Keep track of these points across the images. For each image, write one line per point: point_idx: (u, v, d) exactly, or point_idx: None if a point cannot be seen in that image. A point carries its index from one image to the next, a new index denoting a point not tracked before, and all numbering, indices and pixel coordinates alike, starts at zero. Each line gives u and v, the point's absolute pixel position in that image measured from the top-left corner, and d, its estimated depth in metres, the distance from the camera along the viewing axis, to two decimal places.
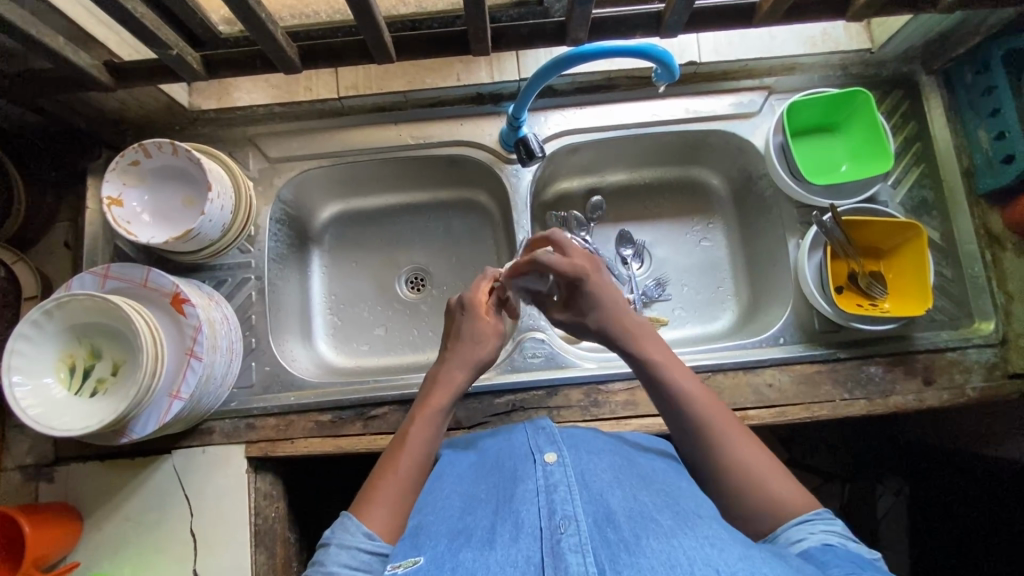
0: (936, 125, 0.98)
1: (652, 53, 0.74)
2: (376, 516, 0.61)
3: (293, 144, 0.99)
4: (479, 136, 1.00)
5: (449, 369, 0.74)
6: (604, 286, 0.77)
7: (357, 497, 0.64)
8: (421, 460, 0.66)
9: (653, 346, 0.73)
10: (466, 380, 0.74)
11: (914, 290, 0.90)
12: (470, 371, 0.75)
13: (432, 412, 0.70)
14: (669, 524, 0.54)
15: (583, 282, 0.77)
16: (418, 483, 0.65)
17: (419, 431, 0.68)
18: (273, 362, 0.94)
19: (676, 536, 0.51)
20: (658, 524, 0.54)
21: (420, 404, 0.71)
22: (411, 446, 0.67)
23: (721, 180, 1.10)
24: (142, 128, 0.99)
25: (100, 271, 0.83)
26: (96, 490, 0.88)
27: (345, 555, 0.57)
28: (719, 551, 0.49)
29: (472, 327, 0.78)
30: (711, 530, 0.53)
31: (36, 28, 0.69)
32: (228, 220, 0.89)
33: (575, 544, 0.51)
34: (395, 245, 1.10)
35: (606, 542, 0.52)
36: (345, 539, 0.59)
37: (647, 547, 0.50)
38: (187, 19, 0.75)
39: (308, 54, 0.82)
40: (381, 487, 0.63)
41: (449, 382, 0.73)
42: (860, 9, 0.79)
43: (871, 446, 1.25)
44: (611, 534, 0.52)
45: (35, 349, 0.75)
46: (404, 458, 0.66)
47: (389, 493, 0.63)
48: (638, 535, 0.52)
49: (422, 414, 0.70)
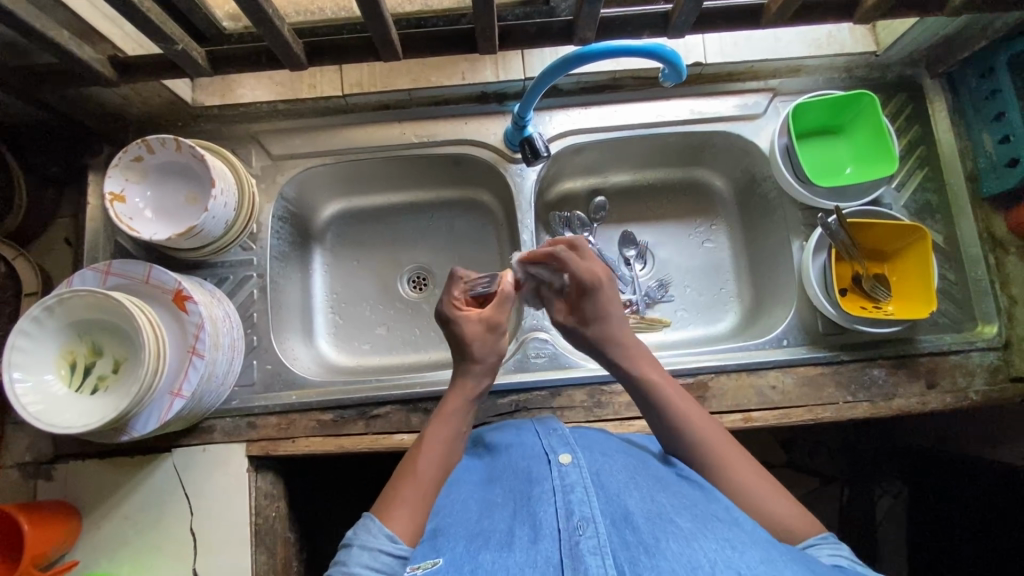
0: (939, 128, 0.99)
1: (661, 52, 0.74)
2: (399, 518, 0.60)
3: (297, 141, 0.99)
4: (483, 134, 1.00)
5: (467, 372, 0.73)
6: (617, 300, 0.77)
7: (378, 501, 0.63)
8: (441, 462, 0.66)
9: (650, 367, 0.74)
10: (482, 385, 0.74)
11: (919, 292, 0.90)
12: (484, 374, 0.74)
13: (450, 415, 0.71)
14: (689, 527, 0.53)
15: (601, 288, 0.76)
16: (439, 486, 0.65)
17: (439, 434, 0.68)
18: (275, 360, 0.93)
19: (697, 539, 0.51)
20: (677, 527, 0.53)
21: (438, 409, 0.72)
22: (430, 449, 0.67)
23: (724, 182, 1.10)
24: (144, 125, 0.98)
25: (101, 268, 0.83)
26: (95, 488, 0.88)
27: (367, 556, 0.56)
28: (740, 554, 0.49)
29: (465, 330, 0.73)
30: (731, 533, 0.53)
31: (39, 21, 0.68)
32: (231, 218, 0.88)
33: (593, 547, 0.51)
34: (397, 245, 1.10)
35: (625, 545, 0.52)
36: (367, 540, 0.57)
37: (668, 550, 0.50)
38: (191, 14, 0.74)
39: (313, 51, 0.82)
40: (402, 489, 0.63)
41: (465, 385, 0.73)
42: (867, 11, 0.79)
43: (872, 449, 1.25)
44: (630, 537, 0.52)
45: (35, 345, 0.74)
46: (423, 461, 0.66)
47: (410, 495, 0.62)
48: (657, 537, 0.52)
49: (441, 418, 0.70)
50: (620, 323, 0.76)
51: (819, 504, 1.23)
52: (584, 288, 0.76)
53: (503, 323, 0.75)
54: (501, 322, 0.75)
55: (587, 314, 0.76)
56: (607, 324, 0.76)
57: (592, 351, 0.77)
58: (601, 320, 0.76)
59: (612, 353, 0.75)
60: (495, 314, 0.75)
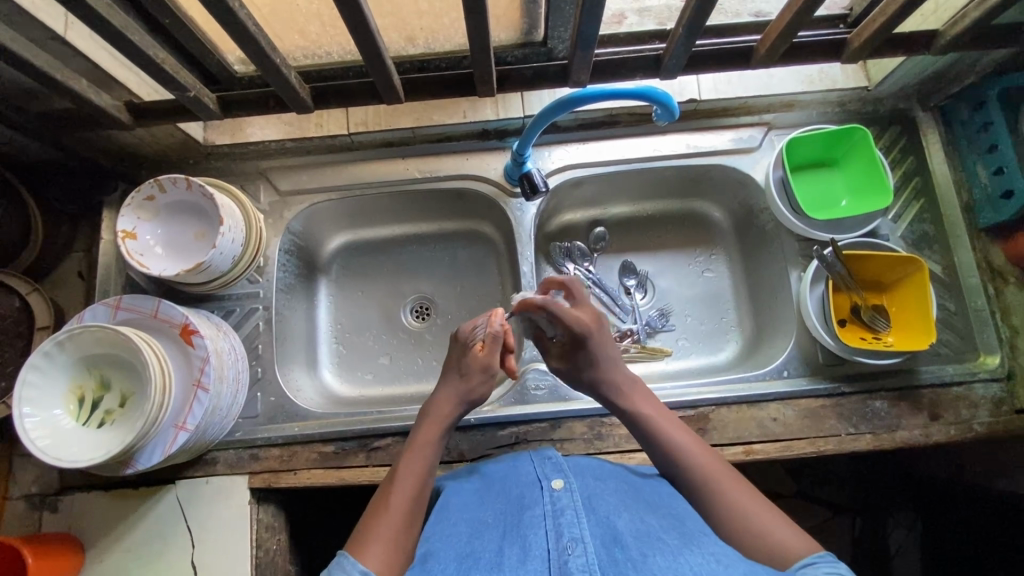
0: (934, 160, 1.00)
1: (653, 95, 0.76)
2: (373, 553, 0.60)
3: (304, 177, 1.02)
4: (484, 170, 1.02)
5: (439, 398, 0.78)
6: (608, 346, 0.80)
7: (352, 537, 0.63)
8: (411, 493, 0.67)
9: (642, 401, 0.76)
10: (453, 413, 0.77)
11: (916, 323, 0.90)
12: (456, 406, 0.77)
13: (421, 445, 0.72)
14: (675, 543, 0.55)
15: (590, 337, 0.79)
16: (411, 514, 0.65)
17: (411, 464, 0.70)
18: (279, 393, 0.95)
19: (682, 555, 0.53)
20: (664, 543, 0.55)
21: (412, 438, 0.74)
22: (403, 478, 0.68)
23: (723, 213, 1.12)
24: (156, 163, 1.02)
25: (112, 303, 0.85)
26: (99, 521, 0.88)
27: None
28: (725, 567, 0.51)
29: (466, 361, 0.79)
30: (715, 548, 0.55)
31: (60, 71, 0.72)
32: (239, 252, 0.91)
33: (582, 565, 0.52)
34: (400, 275, 1.12)
35: (613, 562, 0.52)
36: None
37: (654, 565, 0.52)
38: (205, 60, 0.78)
39: (319, 95, 0.85)
40: (377, 524, 0.63)
41: (437, 415, 0.76)
42: (855, 52, 0.81)
43: (881, 479, 1.23)
44: (618, 554, 0.53)
45: (46, 381, 0.76)
46: (395, 495, 0.67)
47: (384, 530, 0.62)
48: (645, 554, 0.53)
49: (412, 449, 0.72)
50: (609, 365, 0.79)
51: (829, 537, 1.21)
52: (574, 337, 0.79)
53: (495, 364, 0.80)
54: (493, 363, 0.80)
55: (581, 363, 0.80)
56: (601, 370, 0.79)
57: (589, 391, 0.81)
58: (599, 359, 0.79)
59: (606, 393, 0.78)
60: (490, 357, 0.79)
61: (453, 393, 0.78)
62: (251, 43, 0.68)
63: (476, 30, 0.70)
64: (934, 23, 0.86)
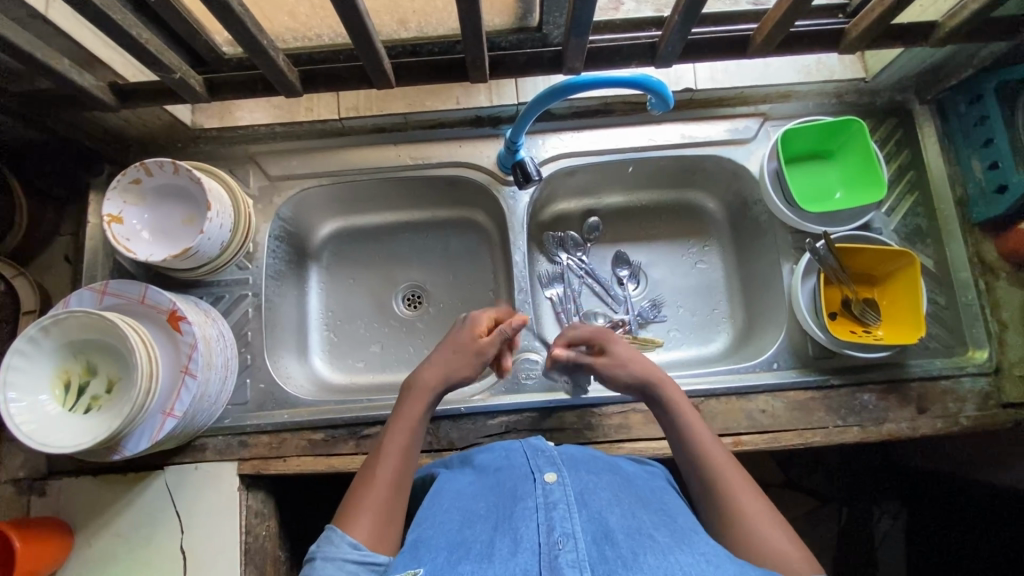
0: (929, 154, 0.99)
1: (649, 83, 0.75)
2: (361, 527, 0.61)
3: (295, 162, 1.00)
4: (478, 158, 1.01)
5: (423, 370, 0.77)
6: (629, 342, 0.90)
7: (338, 511, 0.65)
8: (397, 468, 0.67)
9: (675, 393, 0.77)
10: (439, 385, 0.76)
11: (907, 317, 0.90)
12: (443, 379, 0.76)
13: (406, 419, 0.72)
14: (665, 541, 0.56)
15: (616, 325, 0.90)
16: (398, 489, 0.66)
17: (398, 439, 0.70)
18: (268, 379, 0.94)
19: (673, 554, 0.53)
20: (654, 541, 0.56)
21: (397, 411, 0.73)
22: (388, 454, 0.68)
23: (717, 204, 1.11)
24: (144, 146, 1.00)
25: (97, 289, 0.84)
26: (89, 506, 0.88)
27: (332, 567, 0.57)
28: (715, 568, 0.52)
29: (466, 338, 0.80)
30: (707, 548, 0.55)
31: (41, 51, 0.70)
32: (227, 238, 0.90)
33: (572, 561, 0.52)
34: (392, 263, 1.11)
35: (604, 557, 0.53)
36: (331, 551, 0.58)
37: (645, 563, 0.52)
38: (191, 41, 0.77)
39: (308, 78, 0.84)
40: (363, 499, 0.64)
41: (421, 387, 0.75)
42: (853, 42, 0.80)
43: (869, 471, 1.24)
44: (609, 551, 0.54)
45: (31, 365, 0.75)
46: (381, 469, 0.67)
47: (372, 503, 0.63)
48: (636, 552, 0.54)
49: (398, 423, 0.72)
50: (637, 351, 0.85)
51: (816, 526, 1.22)
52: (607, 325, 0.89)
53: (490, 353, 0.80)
54: (489, 353, 0.81)
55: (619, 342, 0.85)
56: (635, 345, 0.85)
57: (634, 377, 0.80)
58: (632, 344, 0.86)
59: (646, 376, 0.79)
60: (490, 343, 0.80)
61: (443, 364, 0.77)
62: (235, 23, 0.66)
63: (468, 14, 0.68)
64: (933, 14, 0.85)
